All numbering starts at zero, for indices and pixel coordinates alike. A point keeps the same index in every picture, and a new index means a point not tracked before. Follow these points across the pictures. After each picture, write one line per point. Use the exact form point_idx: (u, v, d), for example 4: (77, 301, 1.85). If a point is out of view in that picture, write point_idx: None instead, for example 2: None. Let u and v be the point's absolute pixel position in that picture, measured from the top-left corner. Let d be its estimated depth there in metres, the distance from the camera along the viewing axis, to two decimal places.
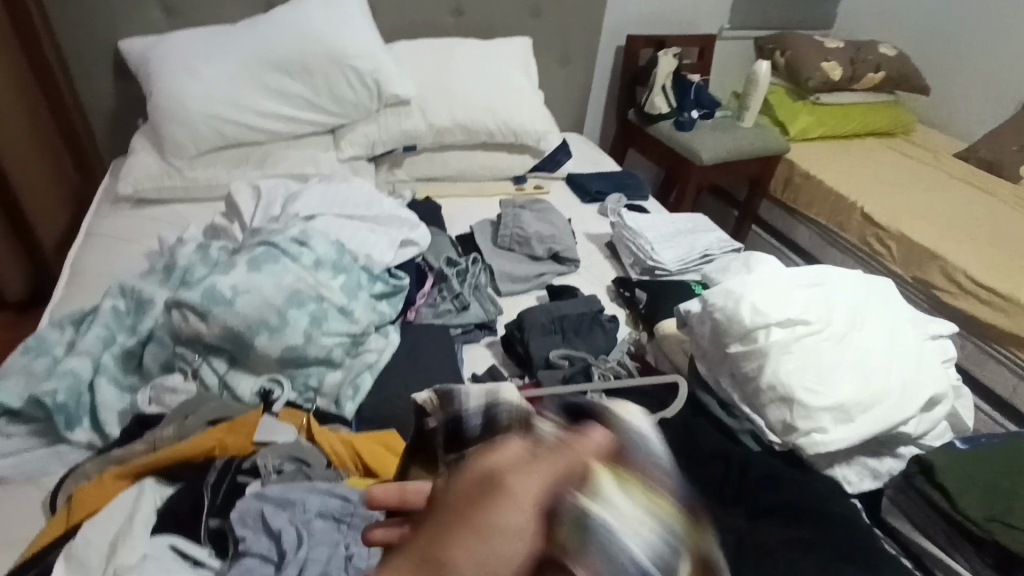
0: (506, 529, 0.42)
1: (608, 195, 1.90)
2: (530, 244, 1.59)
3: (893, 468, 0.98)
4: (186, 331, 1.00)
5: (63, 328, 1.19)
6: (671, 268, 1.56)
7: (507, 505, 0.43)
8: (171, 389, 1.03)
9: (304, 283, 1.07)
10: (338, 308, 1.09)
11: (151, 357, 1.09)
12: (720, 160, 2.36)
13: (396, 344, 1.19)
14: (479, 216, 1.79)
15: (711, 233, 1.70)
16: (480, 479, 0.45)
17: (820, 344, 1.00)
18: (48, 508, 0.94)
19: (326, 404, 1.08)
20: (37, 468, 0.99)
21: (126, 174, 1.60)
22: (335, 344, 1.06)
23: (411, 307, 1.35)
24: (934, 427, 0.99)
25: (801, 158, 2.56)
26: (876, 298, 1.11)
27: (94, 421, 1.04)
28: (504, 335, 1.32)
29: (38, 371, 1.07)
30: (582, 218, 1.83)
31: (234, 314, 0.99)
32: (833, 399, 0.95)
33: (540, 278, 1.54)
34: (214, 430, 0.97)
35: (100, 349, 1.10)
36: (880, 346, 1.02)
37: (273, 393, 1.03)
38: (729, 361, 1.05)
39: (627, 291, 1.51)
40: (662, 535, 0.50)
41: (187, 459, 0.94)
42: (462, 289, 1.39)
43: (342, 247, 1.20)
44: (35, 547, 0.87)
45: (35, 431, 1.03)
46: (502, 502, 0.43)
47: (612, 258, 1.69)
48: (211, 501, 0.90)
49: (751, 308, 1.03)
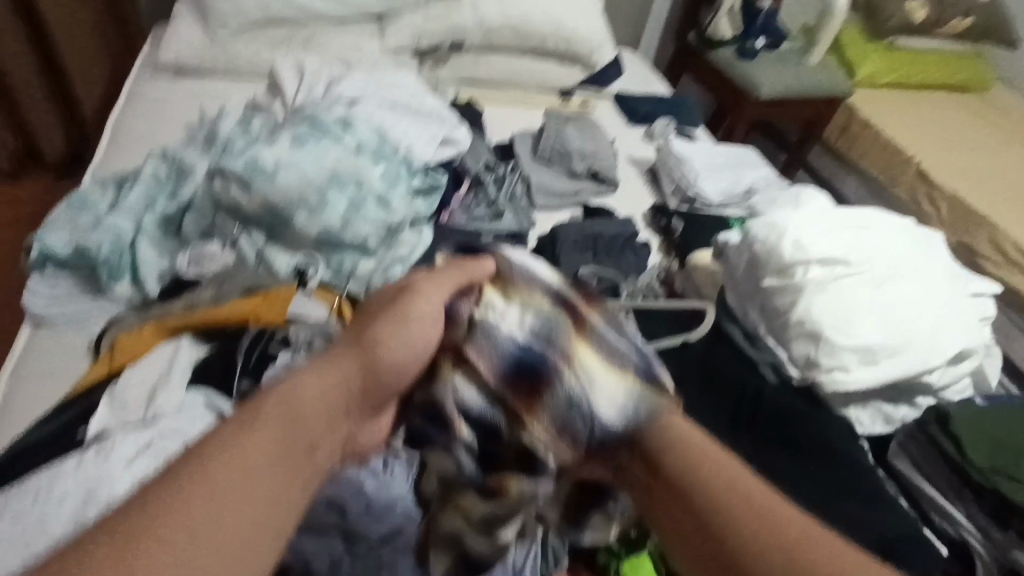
0: (421, 303, 0.70)
1: (656, 119, 1.82)
2: (570, 159, 1.55)
3: (907, 415, 0.98)
4: (226, 200, 1.03)
5: (105, 187, 1.20)
6: (712, 200, 1.52)
7: (417, 301, 0.70)
8: (210, 255, 1.05)
9: (345, 165, 1.07)
10: (377, 197, 1.09)
11: (191, 224, 1.10)
12: (779, 96, 2.24)
13: (428, 242, 1.17)
14: (521, 125, 1.74)
15: (759, 169, 1.64)
16: (401, 291, 0.71)
17: (856, 286, 0.99)
18: (91, 354, 0.99)
19: (356, 290, 1.08)
20: (80, 315, 1.02)
21: (170, 42, 1.58)
22: (371, 232, 1.07)
23: (444, 209, 1.33)
24: (956, 381, 0.99)
25: (864, 105, 2.41)
26: (922, 249, 1.07)
27: (134, 278, 1.05)
28: (535, 247, 1.30)
29: (82, 224, 1.10)
30: (625, 140, 1.77)
31: (275, 189, 1.01)
32: (861, 341, 0.95)
33: (576, 195, 1.51)
34: (251, 299, 0.99)
35: (142, 211, 1.11)
36: (918, 296, 1.00)
37: (308, 273, 1.05)
38: (761, 294, 1.04)
39: (664, 219, 1.48)
40: (535, 320, 0.71)
41: (224, 324, 0.97)
42: (497, 198, 1.37)
43: (384, 137, 1.19)
44: (82, 386, 0.92)
45: (79, 282, 1.06)
46: (413, 299, 0.70)
47: (652, 184, 1.64)
48: (243, 363, 0.93)
49: (793, 243, 1.02)
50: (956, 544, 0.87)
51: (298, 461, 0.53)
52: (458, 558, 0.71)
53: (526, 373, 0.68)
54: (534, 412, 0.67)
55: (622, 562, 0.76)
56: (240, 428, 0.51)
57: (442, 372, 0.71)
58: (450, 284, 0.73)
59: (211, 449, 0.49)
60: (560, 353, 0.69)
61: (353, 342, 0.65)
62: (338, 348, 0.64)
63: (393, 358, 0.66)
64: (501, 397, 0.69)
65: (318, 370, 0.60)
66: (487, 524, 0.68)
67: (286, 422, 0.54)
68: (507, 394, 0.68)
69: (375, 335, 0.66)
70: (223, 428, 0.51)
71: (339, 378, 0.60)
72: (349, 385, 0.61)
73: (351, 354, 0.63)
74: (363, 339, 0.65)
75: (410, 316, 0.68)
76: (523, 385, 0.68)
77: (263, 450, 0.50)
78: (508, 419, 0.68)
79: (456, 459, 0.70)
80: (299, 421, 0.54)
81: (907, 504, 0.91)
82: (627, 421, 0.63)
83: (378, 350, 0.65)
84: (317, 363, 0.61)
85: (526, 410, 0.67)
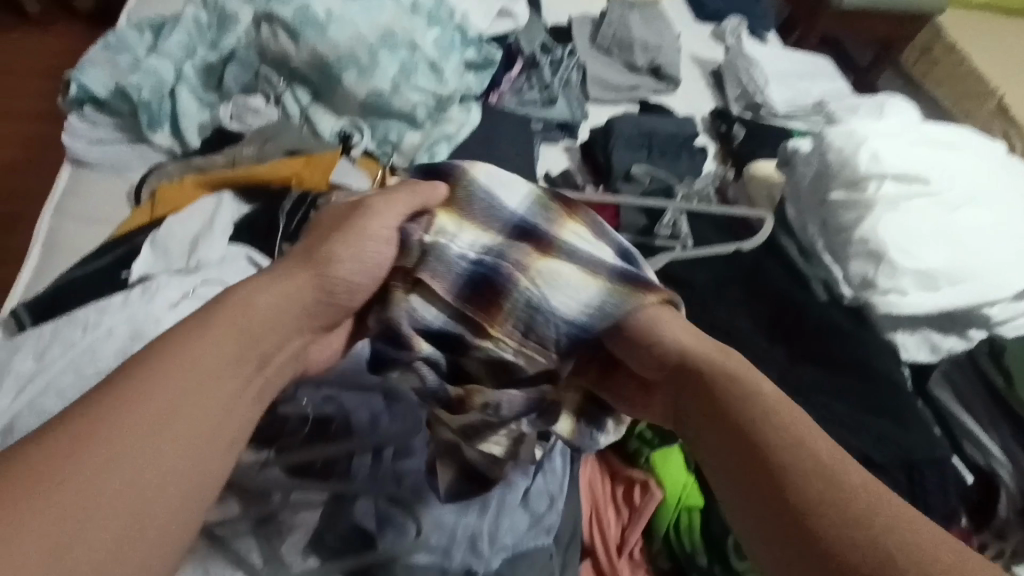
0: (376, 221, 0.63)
1: (728, 18, 1.66)
2: (631, 51, 1.43)
3: (954, 347, 0.94)
4: (273, 50, 1.01)
5: (142, 31, 1.13)
6: (778, 110, 1.41)
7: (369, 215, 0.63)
8: (254, 110, 1.01)
9: (400, 26, 1.03)
10: (429, 64, 1.04)
11: (232, 77, 1.04)
12: (860, 7, 2.04)
13: (475, 123, 1.10)
14: (580, 10, 1.60)
15: (833, 82, 1.51)
16: (353, 209, 0.64)
17: (930, 207, 0.93)
18: (132, 201, 0.97)
19: (400, 164, 1.03)
20: (121, 161, 1.00)
21: None
22: (420, 102, 1.01)
23: (494, 90, 1.25)
24: (1016, 317, 0.93)
25: (955, 26, 2.16)
26: (1008, 178, 1.00)
27: (174, 129, 1.02)
28: (586, 140, 1.24)
29: (122, 65, 1.06)
30: (691, 38, 1.63)
31: (327, 43, 0.98)
32: (923, 264, 0.90)
33: (633, 91, 1.40)
34: (294, 161, 0.96)
35: (183, 58, 1.06)
36: (995, 225, 0.94)
37: (352, 139, 1.00)
38: (824, 208, 0.99)
39: (725, 126, 1.39)
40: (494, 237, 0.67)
41: (265, 183, 0.94)
42: (552, 81, 1.29)
43: (442, 2, 1.13)
44: (123, 230, 0.90)
45: (118, 126, 1.02)
46: (367, 214, 0.63)
47: (714, 88, 1.52)
48: (285, 225, 0.90)
49: (869, 155, 0.96)
50: (983, 472, 0.86)
51: (228, 388, 0.49)
52: (461, 467, 0.67)
53: (484, 287, 0.64)
54: (504, 323, 0.63)
55: (652, 451, 0.77)
56: (171, 354, 0.48)
57: (393, 296, 0.64)
58: (404, 199, 0.65)
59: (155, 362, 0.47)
60: (526, 258, 0.65)
61: (296, 266, 0.59)
62: (280, 272, 0.59)
63: (340, 281, 0.60)
64: (468, 315, 0.63)
65: (257, 293, 0.55)
66: (469, 434, 0.65)
67: (215, 353, 0.50)
68: (472, 305, 0.63)
69: (320, 258, 0.60)
70: (144, 357, 0.48)
71: (279, 305, 0.56)
72: (291, 308, 0.57)
73: (296, 279, 0.58)
74: (307, 261, 0.60)
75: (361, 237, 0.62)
76: (488, 292, 0.64)
77: (188, 380, 0.47)
78: (473, 331, 0.63)
79: (419, 375, 0.64)
80: (231, 350, 0.51)
81: (939, 430, 0.89)
82: (589, 318, 0.64)
83: (324, 274, 0.59)
84: (253, 288, 0.56)
85: (488, 319, 0.63)
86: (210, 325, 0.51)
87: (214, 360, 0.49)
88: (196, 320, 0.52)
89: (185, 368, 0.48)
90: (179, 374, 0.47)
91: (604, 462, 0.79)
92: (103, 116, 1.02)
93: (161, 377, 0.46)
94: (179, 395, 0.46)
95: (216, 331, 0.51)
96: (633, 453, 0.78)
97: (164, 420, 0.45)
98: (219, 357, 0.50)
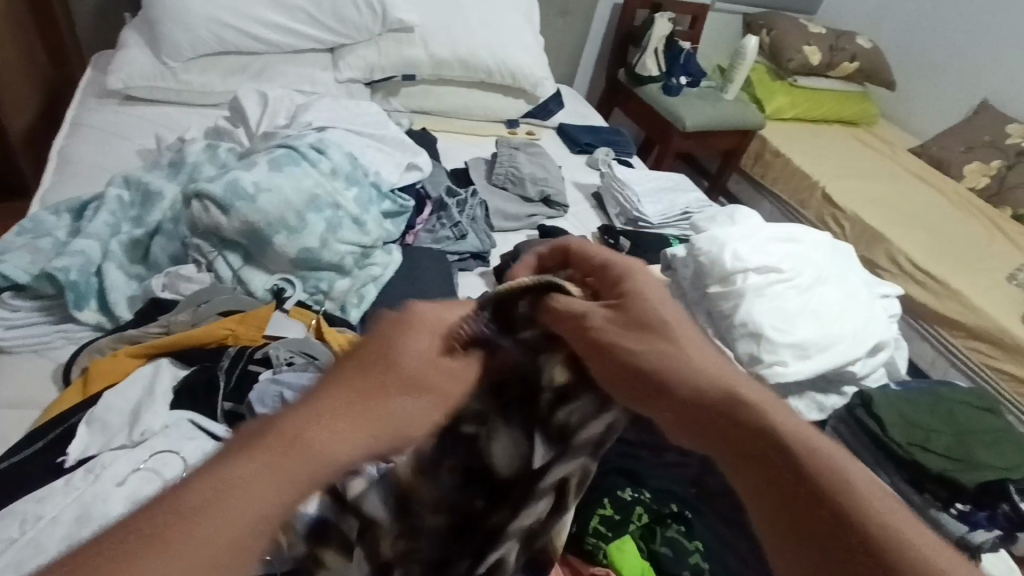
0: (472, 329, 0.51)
1: (597, 148, 1.91)
2: (523, 184, 1.61)
3: (836, 404, 1.14)
4: (206, 222, 1.06)
5: (60, 214, 1.17)
6: (653, 221, 1.60)
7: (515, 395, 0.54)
8: (186, 278, 1.06)
9: (322, 189, 1.14)
10: (352, 218, 1.16)
11: (160, 249, 1.11)
12: (701, 127, 2.34)
13: (398, 261, 1.22)
14: (473, 153, 1.80)
15: (691, 192, 1.75)
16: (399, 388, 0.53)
17: (787, 290, 1.13)
18: (60, 380, 0.97)
19: (332, 308, 1.12)
20: (44, 341, 1.01)
21: (116, 70, 1.58)
22: (347, 253, 1.13)
23: (410, 231, 1.37)
24: (874, 371, 1.17)
25: (773, 136, 2.52)
26: (841, 265, 1.24)
27: (101, 303, 1.05)
28: (498, 266, 1.33)
29: (44, 249, 1.08)
30: (570, 167, 1.86)
31: (256, 210, 1.05)
32: (796, 336, 1.08)
33: (531, 219, 1.56)
34: (227, 319, 0.99)
35: (108, 235, 1.10)
36: (837, 300, 1.16)
37: (285, 292, 1.09)
38: (707, 300, 1.15)
39: (611, 239, 1.52)
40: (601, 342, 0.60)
41: (201, 342, 0.96)
42: (460, 219, 1.39)
43: (355, 161, 1.28)
44: (52, 414, 0.88)
45: (42, 308, 1.04)
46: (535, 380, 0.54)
47: (597, 207, 1.72)
48: (224, 383, 0.91)
49: (732, 254, 1.15)
50: None
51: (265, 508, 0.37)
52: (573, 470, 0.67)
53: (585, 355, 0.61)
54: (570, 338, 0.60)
55: (607, 545, 0.84)
56: (199, 501, 0.36)
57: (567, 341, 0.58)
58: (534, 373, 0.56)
59: (243, 459, 0.38)
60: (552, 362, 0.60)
61: (370, 373, 0.44)
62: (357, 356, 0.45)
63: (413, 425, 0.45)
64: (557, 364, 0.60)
65: (354, 401, 0.42)
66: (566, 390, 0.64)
67: (277, 450, 0.39)
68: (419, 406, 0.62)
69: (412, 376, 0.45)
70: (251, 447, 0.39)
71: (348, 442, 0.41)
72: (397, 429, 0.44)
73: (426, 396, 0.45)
74: (371, 360, 0.45)
75: (411, 373, 0.45)
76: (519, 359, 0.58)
77: (266, 463, 0.38)
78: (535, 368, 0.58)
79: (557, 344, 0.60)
80: (301, 478, 0.39)
81: None
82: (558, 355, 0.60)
83: (422, 348, 0.47)
84: (307, 412, 0.41)
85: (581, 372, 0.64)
86: (281, 423, 0.40)
87: (296, 464, 0.39)
88: (253, 438, 0.39)
89: (235, 501, 0.36)
90: (220, 506, 0.36)
91: (568, 565, 0.85)
92: (26, 300, 1.04)
93: (149, 535, 0.34)
94: (231, 508, 0.36)
95: (303, 442, 0.39)
96: (591, 551, 0.85)
97: (215, 529, 0.35)
98: (267, 471, 0.38)
